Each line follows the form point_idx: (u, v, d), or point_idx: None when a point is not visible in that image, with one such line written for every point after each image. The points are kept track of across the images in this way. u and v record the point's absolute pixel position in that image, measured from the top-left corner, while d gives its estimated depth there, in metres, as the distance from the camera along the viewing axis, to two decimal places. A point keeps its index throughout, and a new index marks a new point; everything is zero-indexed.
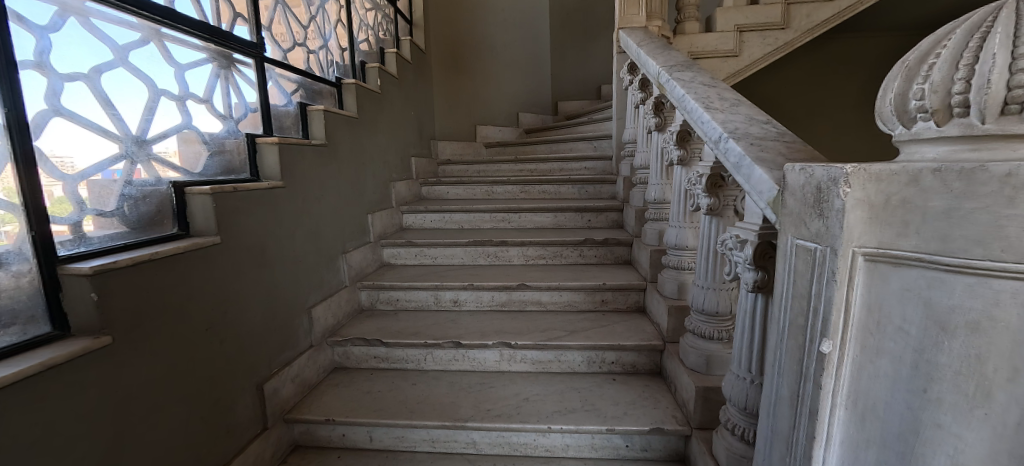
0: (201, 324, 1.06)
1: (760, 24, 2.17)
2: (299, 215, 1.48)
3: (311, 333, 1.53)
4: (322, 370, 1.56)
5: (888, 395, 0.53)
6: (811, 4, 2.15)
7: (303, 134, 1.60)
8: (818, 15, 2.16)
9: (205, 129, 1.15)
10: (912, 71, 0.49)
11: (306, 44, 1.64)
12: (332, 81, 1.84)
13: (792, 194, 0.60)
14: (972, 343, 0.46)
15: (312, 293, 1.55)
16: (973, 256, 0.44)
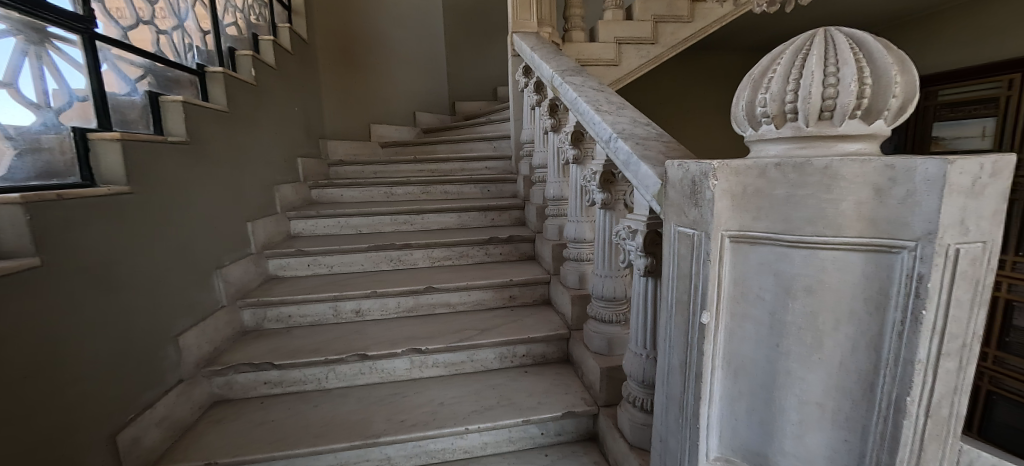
0: (21, 373, 0.88)
1: (634, 38, 2.40)
2: (158, 228, 1.28)
3: (181, 365, 1.33)
4: (199, 406, 1.37)
5: (753, 352, 0.64)
6: (677, 24, 2.43)
7: (155, 130, 1.39)
8: (680, 34, 2.46)
9: (10, 123, 0.92)
10: (757, 83, 0.59)
11: (154, 22, 1.42)
12: (191, 68, 1.62)
13: (674, 186, 0.67)
14: (808, 301, 0.58)
15: (179, 318, 1.36)
16: (806, 233, 0.55)
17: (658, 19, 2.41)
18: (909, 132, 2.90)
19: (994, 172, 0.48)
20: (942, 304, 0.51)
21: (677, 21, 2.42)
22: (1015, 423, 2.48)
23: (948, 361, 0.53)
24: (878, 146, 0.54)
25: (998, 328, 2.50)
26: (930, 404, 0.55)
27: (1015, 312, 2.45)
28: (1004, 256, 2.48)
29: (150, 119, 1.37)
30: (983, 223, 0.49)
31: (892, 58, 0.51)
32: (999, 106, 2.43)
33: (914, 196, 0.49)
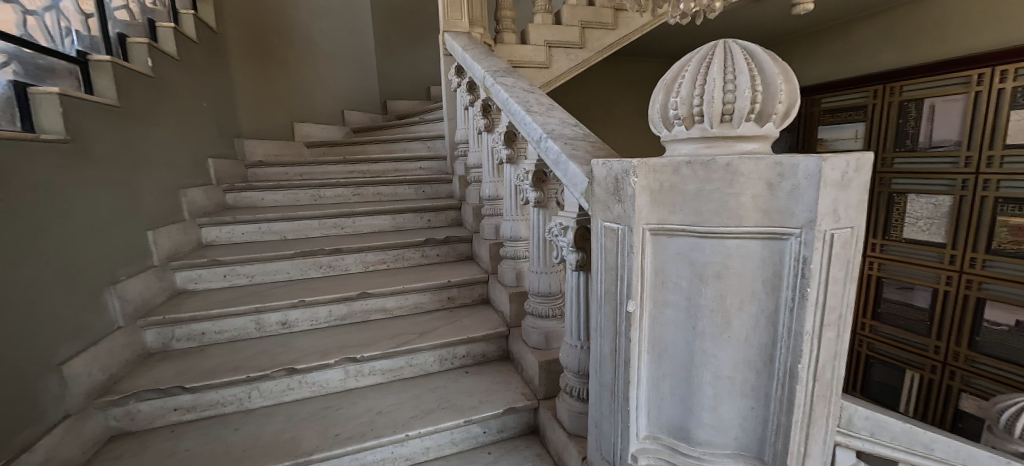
0: None
1: (563, 42, 2.49)
2: (26, 242, 1.13)
3: (66, 398, 1.18)
4: (92, 443, 1.21)
5: (674, 335, 0.70)
6: (602, 30, 2.55)
7: (25, 125, 1.20)
8: (606, 40, 2.58)
9: None
10: (668, 88, 0.64)
11: (19, 1, 1.23)
12: (71, 56, 1.43)
13: (599, 184, 0.71)
14: (718, 286, 0.64)
15: (62, 345, 1.21)
16: (714, 224, 0.61)
17: (585, 24, 2.52)
18: (799, 131, 3.24)
19: (857, 167, 0.57)
20: (823, 282, 0.59)
21: (603, 27, 2.55)
22: (886, 380, 2.89)
23: (829, 331, 0.62)
24: (770, 146, 0.61)
25: (872, 302, 2.90)
26: (818, 370, 0.63)
27: (883, 287, 2.85)
28: (873, 240, 2.88)
29: (18, 112, 1.19)
30: (851, 211, 0.58)
31: (778, 68, 0.58)
32: (866, 112, 2.79)
33: (797, 189, 0.56)
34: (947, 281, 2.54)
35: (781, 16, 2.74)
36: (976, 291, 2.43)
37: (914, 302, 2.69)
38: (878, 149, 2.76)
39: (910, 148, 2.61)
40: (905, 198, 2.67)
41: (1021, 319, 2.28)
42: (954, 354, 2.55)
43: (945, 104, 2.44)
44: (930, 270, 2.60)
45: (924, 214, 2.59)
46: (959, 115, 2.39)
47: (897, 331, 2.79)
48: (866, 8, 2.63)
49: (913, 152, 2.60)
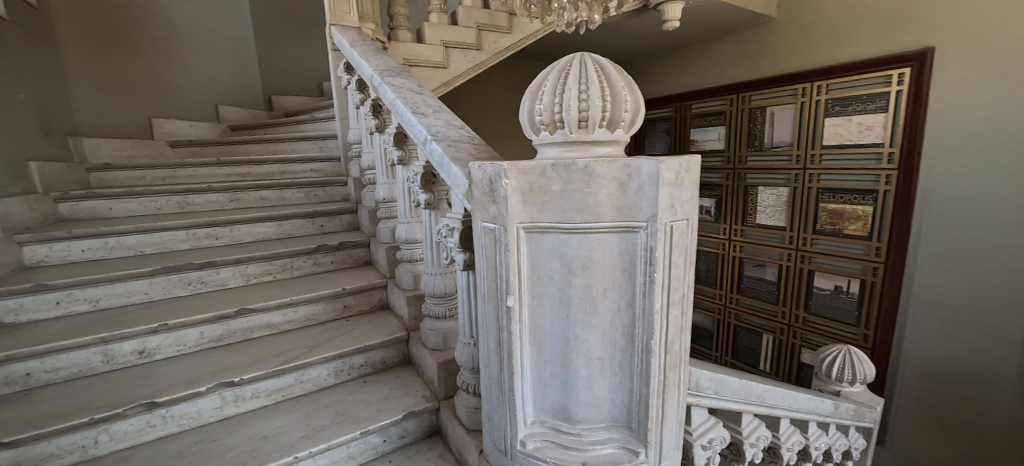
0: None
1: (460, 43, 2.50)
2: None
3: None
4: None
5: (551, 325, 0.76)
6: (497, 33, 2.60)
7: None
8: (502, 43, 2.64)
9: None
10: (533, 95, 0.69)
11: None
12: None
13: (476, 186, 0.74)
14: (584, 276, 0.71)
15: None
16: (578, 221, 0.68)
17: (481, 27, 2.55)
18: (676, 133, 3.55)
19: (688, 168, 0.67)
20: (667, 268, 0.69)
21: (498, 30, 2.60)
22: (751, 344, 3.25)
23: (675, 309, 0.72)
24: (621, 150, 0.69)
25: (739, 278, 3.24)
26: (668, 343, 0.74)
27: (744, 266, 3.21)
28: (736, 226, 3.22)
29: None
30: (686, 205, 0.68)
31: (623, 81, 0.66)
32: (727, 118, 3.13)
33: (642, 187, 0.65)
34: (788, 258, 2.93)
35: (653, 33, 3.07)
36: (807, 264, 2.84)
37: (766, 276, 3.08)
38: (736, 148, 3.12)
39: (760, 148, 2.99)
40: (756, 190, 3.05)
41: (838, 284, 2.71)
42: (796, 317, 2.95)
43: (781, 113, 2.84)
44: (775, 249, 2.99)
45: (771, 204, 2.97)
46: (792, 121, 2.79)
47: (757, 303, 3.16)
48: (719, 30, 3.05)
49: (761, 151, 2.97)
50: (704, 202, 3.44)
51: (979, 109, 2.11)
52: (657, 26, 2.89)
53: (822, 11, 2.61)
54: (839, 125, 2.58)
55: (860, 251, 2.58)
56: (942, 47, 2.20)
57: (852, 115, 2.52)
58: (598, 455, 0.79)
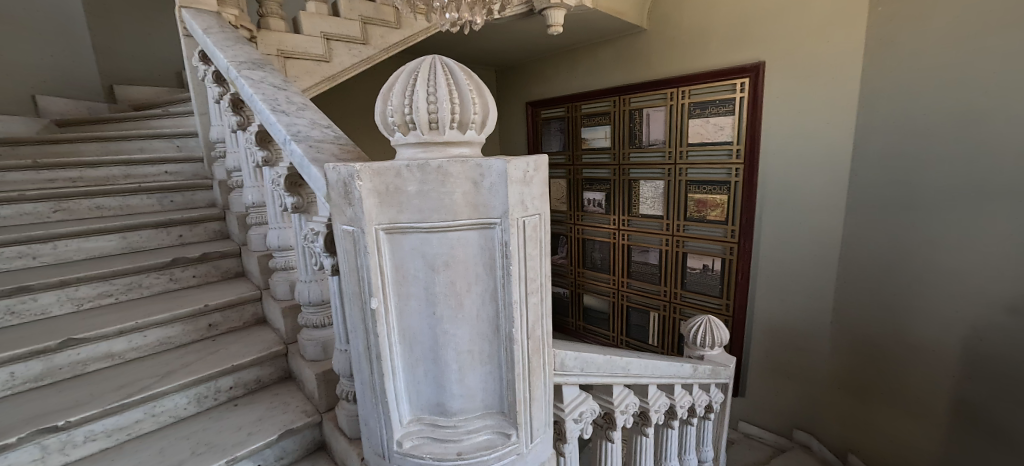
0: None
1: (343, 35, 2.33)
2: None
3: None
4: None
5: (418, 323, 0.77)
6: (385, 28, 2.48)
7: None
8: (390, 38, 2.52)
9: None
10: (386, 97, 0.71)
11: None
12: None
13: (333, 189, 0.73)
14: (447, 273, 0.73)
15: None
16: (436, 220, 0.70)
17: (366, 20, 2.41)
18: (568, 131, 3.70)
19: (536, 167, 0.73)
20: (522, 260, 0.75)
21: (386, 24, 2.48)
22: (642, 323, 3.58)
23: (533, 297, 0.79)
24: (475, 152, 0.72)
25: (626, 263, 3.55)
26: (528, 329, 0.80)
27: (632, 253, 3.50)
28: (624, 216, 3.47)
29: None
30: (536, 201, 0.75)
31: (471, 84, 0.71)
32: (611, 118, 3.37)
33: (494, 186, 0.70)
34: (666, 242, 3.26)
35: (539, 39, 3.21)
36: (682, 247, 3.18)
37: (650, 260, 3.40)
38: (621, 146, 3.35)
39: (640, 145, 3.25)
40: (639, 183, 3.31)
41: (705, 263, 3.09)
42: (675, 294, 3.31)
43: (655, 114, 3.11)
44: (656, 236, 3.30)
45: (651, 195, 3.26)
46: (664, 121, 3.07)
47: (644, 285, 3.49)
48: (596, 37, 3.30)
49: (641, 148, 3.24)
50: (596, 195, 3.63)
51: (796, 116, 2.59)
52: (542, 33, 3.05)
53: (679, 26, 2.97)
54: (700, 126, 2.90)
55: (720, 233, 2.98)
56: (768, 62, 2.64)
57: (709, 116, 2.86)
58: (474, 442, 0.81)
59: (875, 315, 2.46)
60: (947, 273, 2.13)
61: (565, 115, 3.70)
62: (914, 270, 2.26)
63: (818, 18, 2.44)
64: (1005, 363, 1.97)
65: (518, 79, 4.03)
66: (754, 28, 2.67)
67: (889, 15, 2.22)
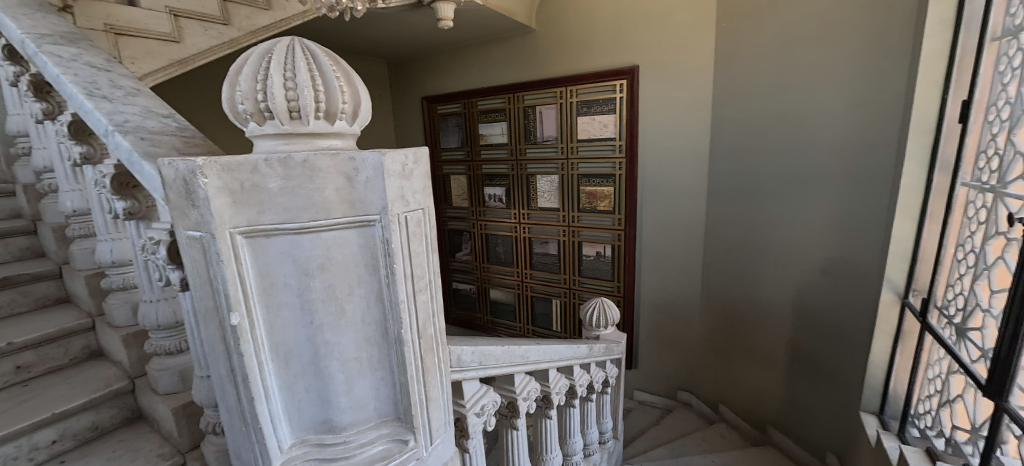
0: None
1: (196, 12, 1.82)
2: None
3: None
4: None
5: (294, 335, 0.70)
6: (253, 9, 2.01)
7: None
8: (259, 21, 2.04)
9: None
10: (235, 82, 0.66)
11: None
12: None
13: (173, 189, 0.64)
14: (324, 277, 0.68)
15: None
16: (304, 220, 0.65)
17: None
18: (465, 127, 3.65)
19: (415, 160, 0.73)
20: (407, 257, 0.73)
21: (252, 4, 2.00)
22: (546, 311, 3.73)
23: (421, 294, 0.77)
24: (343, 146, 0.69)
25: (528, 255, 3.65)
26: (418, 328, 0.78)
27: (532, 244, 3.62)
28: (523, 209, 3.56)
29: None
30: (418, 195, 0.74)
31: (338, 71, 0.69)
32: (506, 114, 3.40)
33: (370, 180, 0.67)
34: (564, 233, 3.42)
35: (429, 34, 3.12)
36: (576, 236, 3.37)
37: (550, 250, 3.55)
38: (517, 142, 3.42)
39: (535, 141, 3.35)
40: (536, 178, 3.43)
41: (597, 250, 3.32)
42: (573, 281, 3.50)
43: (548, 111, 3.23)
44: (554, 227, 3.46)
45: (548, 189, 3.40)
46: (556, 118, 3.21)
47: (545, 274, 3.63)
48: (486, 34, 3.28)
49: (537, 144, 3.34)
50: (496, 190, 3.66)
51: (666, 114, 2.89)
52: (434, 27, 2.97)
53: (565, 28, 3.09)
54: (588, 123, 3.09)
55: (610, 222, 3.22)
56: (643, 66, 2.88)
57: (595, 114, 3.06)
58: (368, 456, 0.76)
59: (731, 284, 2.87)
60: (776, 243, 2.53)
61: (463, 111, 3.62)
62: (755, 243, 2.65)
63: (682, 28, 2.73)
64: (817, 315, 2.36)
65: (407, 71, 3.86)
66: (629, 34, 2.88)
67: (737, 29, 2.53)
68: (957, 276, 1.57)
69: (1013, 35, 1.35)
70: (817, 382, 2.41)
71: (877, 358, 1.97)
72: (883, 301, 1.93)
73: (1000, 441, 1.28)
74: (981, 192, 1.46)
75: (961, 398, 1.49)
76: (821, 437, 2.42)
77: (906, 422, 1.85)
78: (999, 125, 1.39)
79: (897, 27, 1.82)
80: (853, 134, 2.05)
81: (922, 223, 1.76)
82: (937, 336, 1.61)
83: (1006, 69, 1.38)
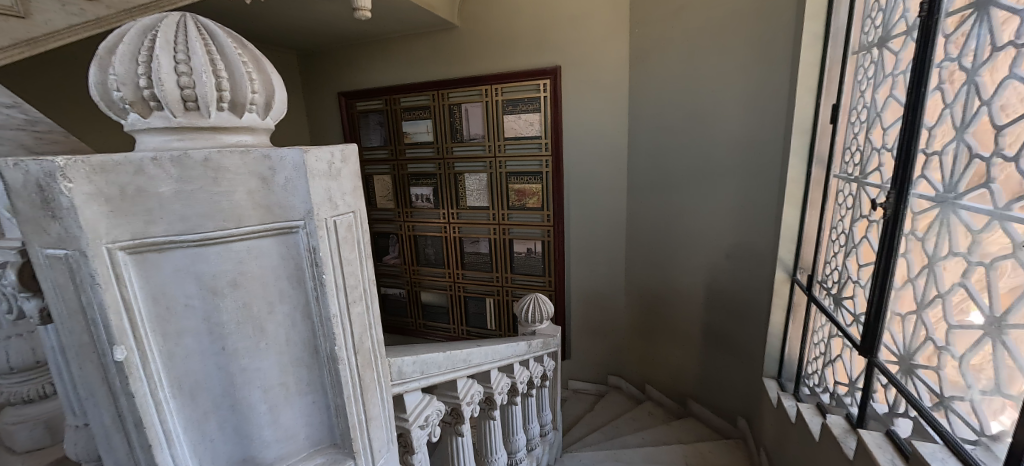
0: None
1: None
2: None
3: None
4: None
5: (201, 366, 0.61)
6: None
7: None
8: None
9: None
10: (106, 64, 0.56)
11: None
12: None
13: (20, 197, 0.52)
14: (238, 295, 0.61)
15: None
16: (208, 229, 0.57)
17: None
18: (387, 124, 3.48)
19: (343, 158, 0.67)
20: (337, 265, 0.66)
21: None
22: (480, 310, 3.70)
23: (356, 306, 0.70)
24: (250, 144, 0.61)
25: (459, 255, 3.59)
26: (354, 344, 0.71)
27: (463, 244, 3.56)
28: (452, 209, 3.49)
29: None
30: (347, 197, 0.68)
31: (244, 55, 0.61)
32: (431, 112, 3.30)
33: (291, 182, 0.61)
34: (494, 231, 3.41)
35: (343, 24, 2.92)
36: (507, 234, 3.37)
37: (481, 249, 3.52)
38: (443, 140, 3.33)
39: (462, 139, 3.29)
40: (463, 177, 3.37)
41: (528, 246, 3.35)
42: (505, 278, 3.50)
43: (473, 110, 3.19)
44: (484, 226, 3.43)
45: (476, 188, 3.36)
46: (482, 116, 3.18)
47: (478, 274, 3.59)
48: (405, 29, 3.14)
49: (463, 142, 3.28)
50: (423, 190, 3.54)
51: (588, 113, 2.98)
52: (350, 17, 2.79)
53: (486, 25, 3.04)
54: (514, 121, 3.09)
55: (539, 218, 3.26)
56: (564, 67, 2.94)
57: (521, 112, 3.07)
58: None
59: (649, 271, 3.04)
60: (687, 231, 2.70)
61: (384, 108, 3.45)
62: (670, 232, 2.82)
63: (600, 30, 2.82)
64: (726, 294, 2.54)
65: (319, 64, 3.58)
66: (551, 34, 2.92)
67: (650, 35, 2.67)
68: (831, 254, 1.79)
69: (868, 49, 1.57)
70: (726, 355, 2.62)
71: (773, 329, 2.16)
72: (777, 279, 2.11)
73: (873, 391, 1.44)
74: (846, 182, 1.68)
75: (840, 358, 1.68)
76: (731, 403, 2.64)
77: (800, 382, 2.05)
78: (860, 126, 1.61)
79: (778, 34, 2.02)
80: (748, 130, 2.25)
81: (804, 210, 1.96)
82: (820, 306, 1.80)
83: (863, 77, 1.60)
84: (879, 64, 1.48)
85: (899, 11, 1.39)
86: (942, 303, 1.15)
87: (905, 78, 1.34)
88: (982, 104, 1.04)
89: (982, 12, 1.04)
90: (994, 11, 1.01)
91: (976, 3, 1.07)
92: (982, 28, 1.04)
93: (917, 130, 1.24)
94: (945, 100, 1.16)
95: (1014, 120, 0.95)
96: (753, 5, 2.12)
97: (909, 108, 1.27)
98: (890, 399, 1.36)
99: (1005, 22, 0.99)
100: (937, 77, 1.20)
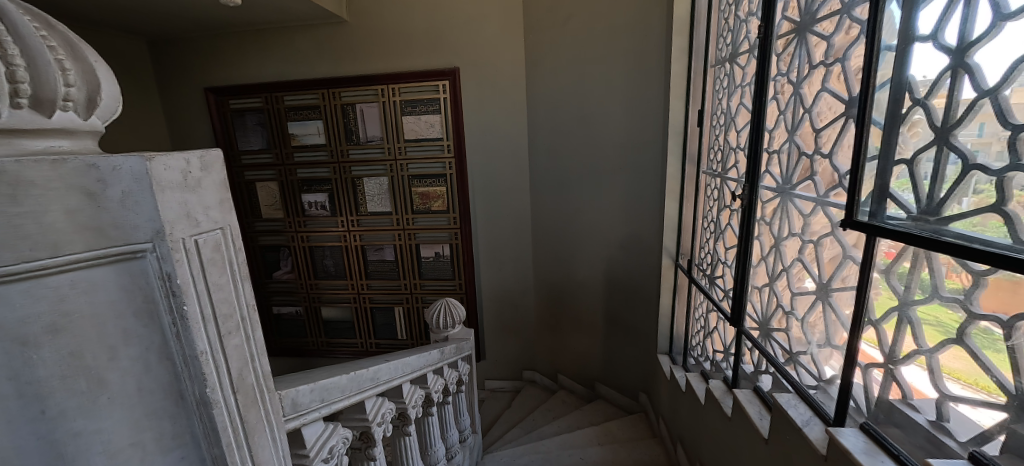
0: None
1: None
2: None
3: None
4: None
5: (9, 441, 0.48)
6: None
7: None
8: None
9: None
10: None
11: None
12: None
13: None
14: (62, 343, 0.49)
15: None
16: (5, 262, 0.45)
17: None
18: (269, 126, 3.15)
19: (202, 165, 0.58)
20: (202, 294, 0.58)
21: None
22: (387, 320, 3.53)
23: (231, 338, 0.63)
24: (61, 151, 0.50)
25: (361, 265, 3.38)
26: (231, 383, 0.63)
27: (365, 252, 3.36)
28: (351, 216, 3.27)
29: None
30: (209, 212, 0.59)
31: (51, 39, 0.49)
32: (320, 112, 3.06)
33: (130, 195, 0.51)
34: (398, 237, 3.27)
35: (206, 9, 2.55)
36: (413, 239, 3.26)
37: (386, 256, 3.35)
38: (336, 142, 3.11)
39: (357, 142, 3.10)
40: (361, 181, 3.17)
41: (436, 250, 3.27)
42: (414, 285, 3.39)
43: (368, 110, 3.02)
44: (387, 232, 3.27)
45: (375, 192, 3.19)
46: (379, 117, 3.02)
47: (383, 282, 3.42)
48: (284, 20, 2.85)
49: (359, 144, 3.10)
50: (316, 197, 3.27)
51: (488, 115, 3.00)
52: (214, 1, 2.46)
53: (376, 21, 2.88)
54: (413, 122, 3.00)
55: (444, 221, 3.20)
56: (461, 68, 2.91)
57: (419, 114, 2.98)
58: None
59: (552, 266, 3.16)
60: (584, 226, 2.85)
61: (263, 107, 3.11)
62: (569, 228, 2.95)
63: (494, 34, 2.85)
64: (622, 283, 2.73)
65: (178, 56, 3.10)
66: (445, 34, 2.87)
67: (541, 41, 2.76)
68: (705, 239, 2.00)
69: (723, 62, 1.79)
70: (625, 338, 2.82)
71: (663, 311, 2.37)
72: (664, 266, 2.31)
73: (742, 355, 1.65)
74: (712, 177, 1.91)
75: (717, 330, 1.89)
76: (632, 380, 2.85)
77: (687, 354, 2.27)
78: (720, 128, 1.83)
79: (652, 43, 2.21)
80: (632, 131, 2.43)
81: (682, 203, 2.17)
82: (698, 286, 2.02)
83: (720, 87, 1.82)
84: (731, 76, 1.70)
85: (743, 31, 1.60)
86: (786, 275, 1.34)
87: (751, 88, 1.55)
88: (805, 111, 1.23)
89: (800, 35, 1.24)
90: (809, 36, 1.21)
91: (796, 28, 1.26)
92: (802, 49, 1.23)
93: (762, 132, 1.44)
94: (780, 108, 1.37)
95: (827, 124, 1.14)
96: (630, 16, 2.29)
97: (755, 113, 1.46)
98: (755, 359, 1.57)
99: (817, 46, 1.19)
100: (773, 88, 1.40)
